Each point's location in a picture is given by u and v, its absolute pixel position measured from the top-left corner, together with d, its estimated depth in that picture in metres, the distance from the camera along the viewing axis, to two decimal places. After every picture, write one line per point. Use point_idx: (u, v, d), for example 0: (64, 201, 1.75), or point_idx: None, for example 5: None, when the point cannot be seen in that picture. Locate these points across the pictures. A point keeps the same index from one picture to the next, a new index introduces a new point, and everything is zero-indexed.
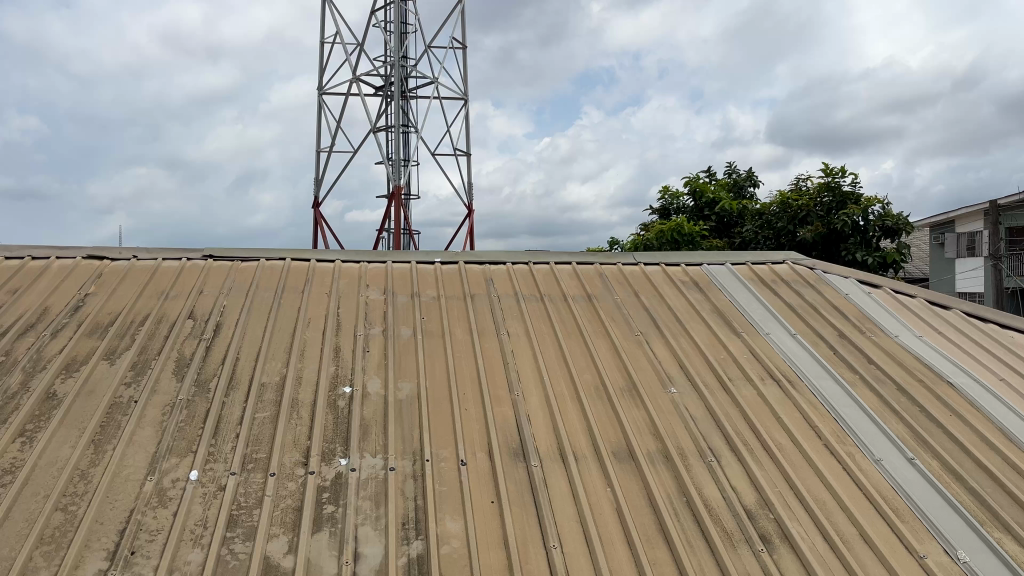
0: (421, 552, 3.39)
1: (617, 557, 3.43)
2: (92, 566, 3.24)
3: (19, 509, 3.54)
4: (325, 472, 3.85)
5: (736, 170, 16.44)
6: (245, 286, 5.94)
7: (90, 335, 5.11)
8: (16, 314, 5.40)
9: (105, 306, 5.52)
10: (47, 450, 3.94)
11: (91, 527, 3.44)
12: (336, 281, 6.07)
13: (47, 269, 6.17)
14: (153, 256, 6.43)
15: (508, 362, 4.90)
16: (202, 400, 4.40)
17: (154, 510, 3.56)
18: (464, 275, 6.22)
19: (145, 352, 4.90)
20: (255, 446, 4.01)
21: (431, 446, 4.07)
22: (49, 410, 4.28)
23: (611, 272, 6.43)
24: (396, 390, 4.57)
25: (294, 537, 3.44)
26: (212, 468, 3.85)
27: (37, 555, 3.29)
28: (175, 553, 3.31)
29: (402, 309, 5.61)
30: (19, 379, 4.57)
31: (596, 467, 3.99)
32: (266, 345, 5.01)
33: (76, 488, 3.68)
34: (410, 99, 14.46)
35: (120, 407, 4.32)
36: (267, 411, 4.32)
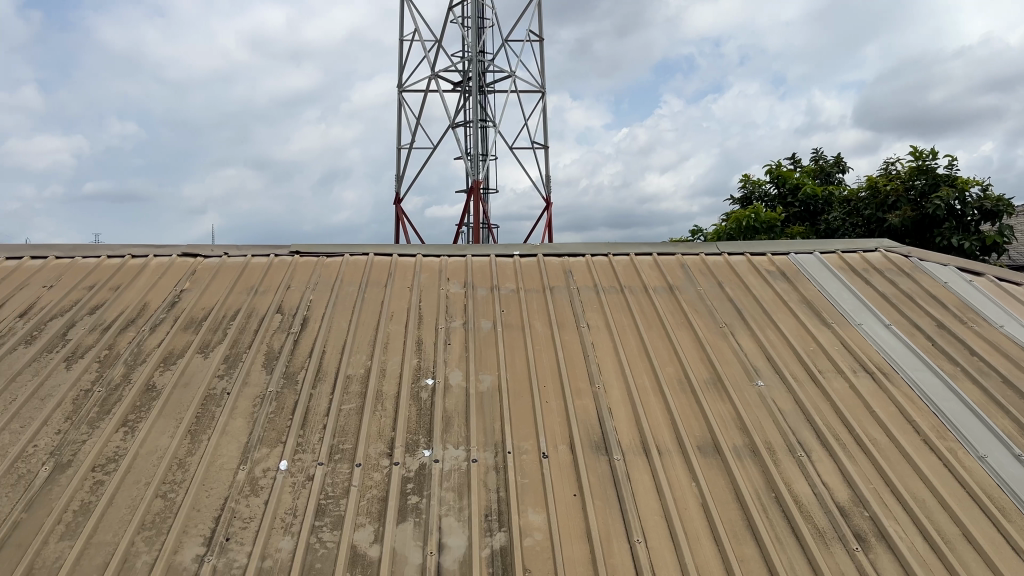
0: (505, 543, 3.40)
1: (703, 553, 3.36)
2: (189, 551, 3.38)
3: (123, 496, 3.71)
4: (409, 463, 3.90)
5: (823, 156, 15.88)
6: (330, 281, 6.07)
7: (185, 329, 5.32)
8: (118, 310, 5.67)
9: (200, 302, 5.74)
10: (147, 440, 4.13)
11: (188, 514, 3.58)
12: (417, 274, 6.15)
13: (146, 267, 6.46)
14: (243, 252, 6.65)
15: (588, 355, 4.87)
16: (290, 392, 4.52)
17: (247, 498, 3.68)
18: (543, 267, 6.21)
19: (237, 345, 5.07)
20: (341, 437, 4.10)
21: (513, 438, 4.08)
22: (149, 400, 4.48)
23: (693, 262, 6.32)
24: (477, 382, 4.60)
25: (380, 526, 3.49)
26: (300, 458, 3.95)
27: (139, 539, 3.45)
28: (267, 541, 3.41)
29: (482, 302, 5.64)
30: (121, 372, 4.80)
31: (680, 461, 3.92)
32: (350, 338, 5.12)
33: (174, 476, 3.84)
34: (488, 94, 14.53)
35: (215, 399, 4.49)
36: (353, 402, 4.41)
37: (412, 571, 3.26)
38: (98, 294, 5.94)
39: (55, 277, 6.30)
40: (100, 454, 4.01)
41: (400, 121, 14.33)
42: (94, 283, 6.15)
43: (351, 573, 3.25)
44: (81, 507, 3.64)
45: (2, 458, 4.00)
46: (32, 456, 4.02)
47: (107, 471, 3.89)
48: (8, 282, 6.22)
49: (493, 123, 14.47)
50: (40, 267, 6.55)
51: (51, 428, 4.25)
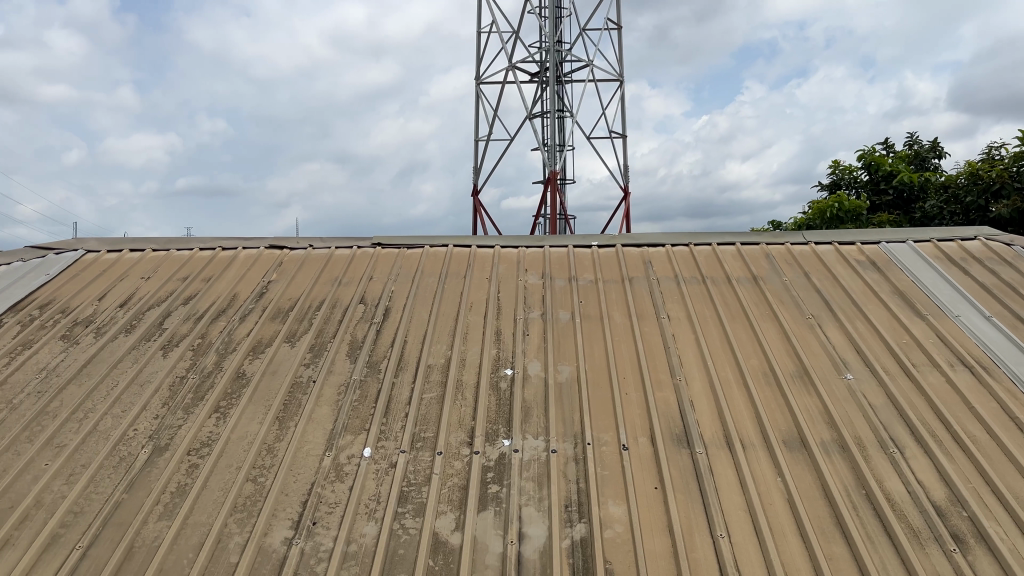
0: (585, 535, 3.39)
1: (790, 550, 3.28)
2: (279, 534, 3.49)
3: (216, 479, 3.86)
4: (489, 453, 3.93)
5: (919, 141, 15.19)
6: (411, 272, 6.16)
7: (273, 319, 5.49)
8: (209, 300, 5.89)
9: (286, 292, 5.91)
10: (238, 425, 4.28)
11: (277, 498, 3.70)
12: (496, 265, 6.18)
13: (235, 259, 6.69)
14: (327, 245, 6.82)
15: (669, 347, 4.80)
16: (373, 380, 4.62)
17: (332, 483, 3.78)
18: (622, 258, 6.15)
19: (322, 335, 5.21)
20: (423, 426, 4.16)
21: (593, 430, 4.06)
22: (239, 387, 4.64)
23: (778, 252, 6.15)
24: (556, 373, 4.60)
25: (461, 514, 3.53)
26: (383, 445, 4.03)
27: (231, 521, 3.58)
28: (352, 526, 3.50)
29: (560, 293, 5.63)
30: (214, 359, 4.99)
31: (765, 455, 3.83)
32: (431, 328, 5.18)
33: (264, 461, 3.97)
34: (565, 84, 14.45)
35: (301, 386, 4.62)
36: (434, 391, 4.47)
37: (493, 559, 3.28)
38: (191, 285, 6.18)
39: (151, 269, 6.59)
40: (194, 439, 4.18)
41: (478, 113, 14.41)
42: (187, 275, 6.41)
43: (433, 559, 3.29)
44: (177, 488, 3.81)
45: (105, 441, 4.22)
46: (133, 439, 4.22)
47: (200, 455, 4.05)
48: (110, 274, 6.54)
49: (570, 113, 14.41)
50: (138, 259, 6.86)
51: (149, 413, 4.46)
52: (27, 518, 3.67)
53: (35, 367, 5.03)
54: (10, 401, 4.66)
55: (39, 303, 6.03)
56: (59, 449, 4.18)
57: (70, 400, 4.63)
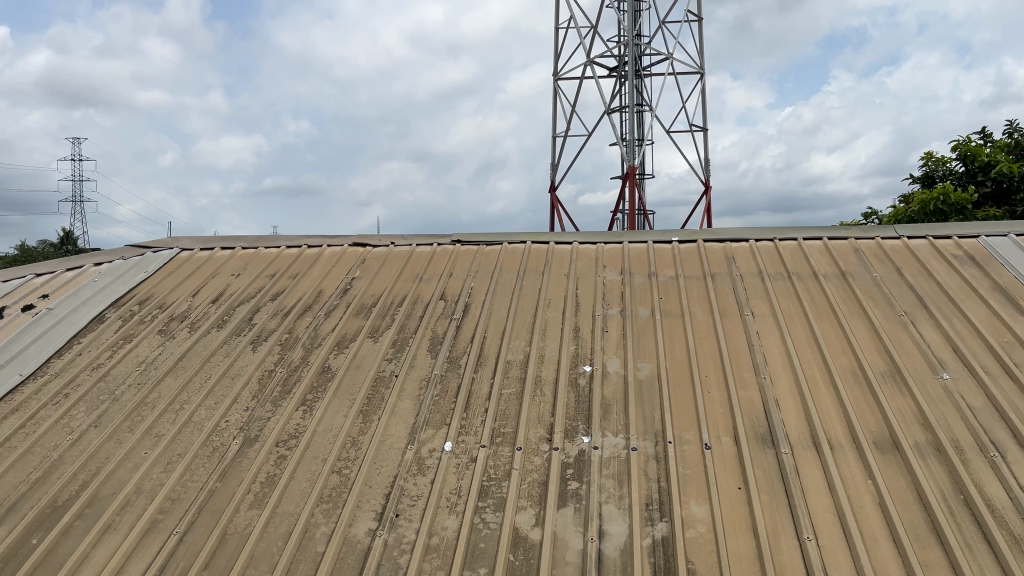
0: (666, 534, 3.35)
1: (881, 555, 3.16)
2: (363, 525, 3.56)
3: (303, 470, 3.98)
4: (569, 449, 3.92)
5: (1019, 128, 14.40)
6: (490, 268, 6.21)
7: (356, 315, 5.61)
8: (296, 296, 6.07)
9: (369, 289, 6.04)
10: (324, 418, 4.40)
11: (361, 489, 3.79)
12: (574, 262, 6.16)
13: (320, 256, 6.88)
14: (408, 242, 6.93)
15: (753, 344, 4.70)
16: (454, 375, 4.67)
17: (415, 476, 3.84)
18: (704, 254, 6.05)
19: (404, 330, 5.29)
20: (503, 421, 4.19)
21: (674, 428, 4.00)
22: (324, 381, 4.77)
23: (868, 247, 5.94)
24: (636, 370, 4.56)
25: (541, 510, 3.54)
26: (464, 440, 4.07)
27: (318, 511, 3.68)
28: (434, 519, 3.55)
29: (640, 289, 5.57)
30: (300, 354, 5.14)
31: (855, 457, 3.70)
32: (509, 324, 5.21)
33: (349, 453, 4.07)
34: (644, 77, 14.29)
35: (384, 381, 4.71)
36: (513, 387, 4.49)
37: (574, 556, 3.28)
38: (279, 282, 6.38)
39: (241, 266, 6.83)
40: (283, 431, 4.32)
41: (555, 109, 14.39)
42: (275, 272, 6.61)
43: (514, 554, 3.31)
44: (267, 478, 3.94)
45: (200, 432, 4.39)
46: (225, 430, 4.38)
47: (288, 447, 4.18)
48: (203, 271, 6.81)
49: (649, 108, 14.23)
50: (229, 256, 7.12)
51: (240, 405, 4.62)
52: (128, 504, 3.85)
53: (135, 360, 5.28)
54: (113, 392, 4.91)
55: (138, 299, 6.33)
56: (158, 438, 4.37)
57: (167, 392, 4.84)
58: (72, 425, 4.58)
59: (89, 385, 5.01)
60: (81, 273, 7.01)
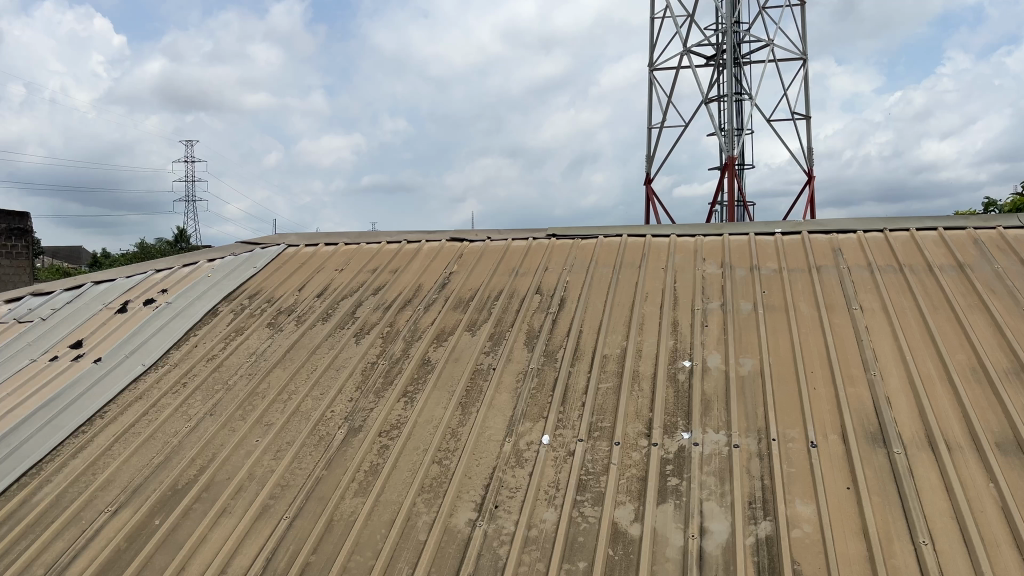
0: (771, 533, 3.27)
1: (1004, 561, 3.00)
2: (463, 515, 3.62)
3: (405, 460, 4.07)
4: (668, 445, 3.87)
5: None
6: (585, 262, 6.18)
7: (454, 309, 5.70)
8: (396, 290, 6.21)
9: (467, 283, 6.12)
10: (424, 410, 4.49)
11: (461, 480, 3.85)
12: (672, 255, 6.06)
13: (419, 251, 7.01)
14: (504, 237, 6.99)
15: (862, 339, 4.52)
16: (550, 369, 4.69)
17: (513, 469, 3.87)
18: (809, 246, 5.85)
19: (501, 324, 5.34)
20: (600, 415, 4.17)
21: (778, 425, 3.89)
22: (424, 373, 4.87)
23: (988, 238, 5.61)
24: (737, 365, 4.46)
25: (640, 506, 3.51)
26: (561, 434, 4.08)
27: (419, 501, 3.76)
28: (533, 511, 3.57)
29: (741, 283, 5.44)
30: (401, 346, 5.26)
31: (974, 458, 3.52)
32: (606, 318, 5.18)
33: (448, 444, 4.14)
34: (743, 66, 13.92)
35: (482, 373, 4.77)
36: (610, 381, 4.47)
37: (674, 552, 3.24)
38: (380, 277, 6.54)
39: (344, 262, 7.04)
40: (385, 422, 4.43)
41: (652, 102, 14.22)
42: (376, 266, 6.79)
43: (613, 549, 3.30)
44: (370, 467, 4.05)
45: (307, 421, 4.56)
46: (330, 419, 4.54)
47: (390, 437, 4.28)
48: (308, 266, 7.06)
49: (749, 97, 13.88)
50: (333, 252, 7.36)
51: (345, 396, 4.77)
52: (242, 489, 4.04)
53: (247, 352, 5.53)
54: (226, 382, 5.15)
55: (248, 294, 6.61)
56: (268, 427, 4.56)
57: (276, 382, 5.04)
58: (190, 413, 4.83)
59: (204, 375, 5.27)
60: (196, 269, 7.38)
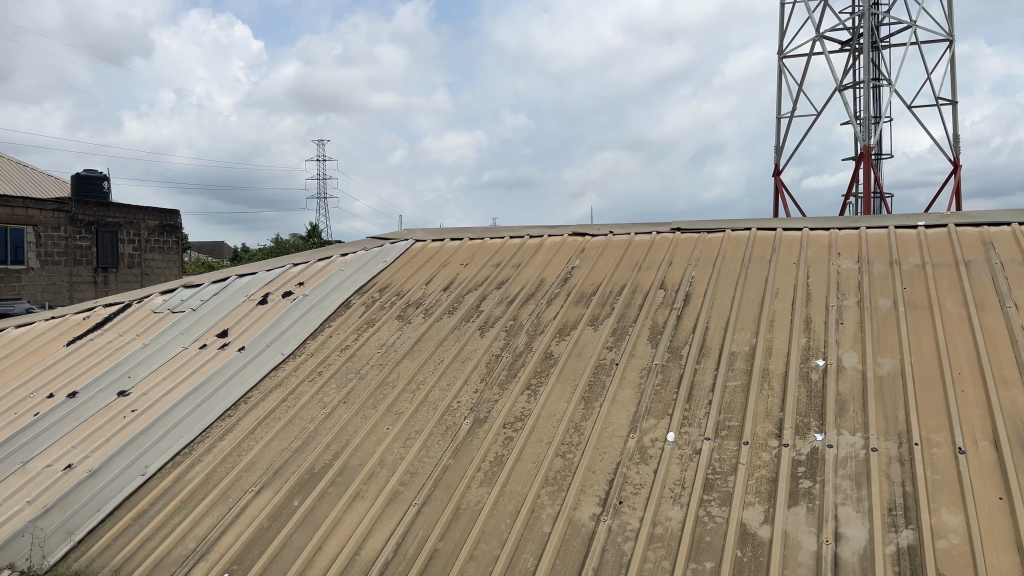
0: (913, 542, 3.10)
1: None
2: (587, 510, 3.62)
3: (529, 452, 4.12)
4: (800, 446, 3.74)
5: None
6: (712, 257, 6.04)
7: (577, 303, 5.71)
8: (520, 284, 6.28)
9: (589, 278, 6.11)
10: (548, 403, 4.52)
11: (585, 474, 3.86)
12: (805, 249, 5.84)
13: (542, 246, 7.06)
14: (627, 230, 6.94)
15: (1017, 339, 4.21)
16: (676, 365, 4.62)
17: (637, 465, 3.84)
18: (956, 240, 5.49)
19: (624, 319, 5.31)
20: (727, 414, 4.08)
21: (922, 429, 3.69)
22: (548, 367, 4.90)
23: None
24: (876, 365, 4.25)
25: (770, 508, 3.41)
26: (687, 431, 4.02)
27: (544, 493, 3.79)
28: (658, 509, 3.53)
29: (879, 279, 5.18)
30: (524, 340, 5.32)
31: None
32: (733, 315, 5.05)
33: (572, 438, 4.16)
34: (882, 50, 13.20)
35: (605, 368, 4.76)
36: (738, 379, 4.36)
37: (807, 557, 3.13)
38: (503, 271, 6.63)
39: (468, 257, 7.18)
40: (509, 414, 4.50)
41: (782, 90, 13.74)
42: (500, 261, 6.89)
43: (742, 550, 3.22)
44: (495, 458, 4.12)
45: (434, 411, 4.69)
46: (457, 410, 4.64)
47: (514, 429, 4.34)
48: (434, 261, 7.25)
49: (888, 82, 13.17)
50: (457, 247, 7.52)
51: (470, 388, 4.87)
52: (373, 475, 4.20)
53: (377, 343, 5.74)
54: (358, 371, 5.37)
55: (378, 287, 6.87)
56: (398, 416, 4.72)
57: (404, 373, 5.21)
58: (325, 400, 5.06)
59: (339, 364, 5.52)
60: (330, 263, 7.72)
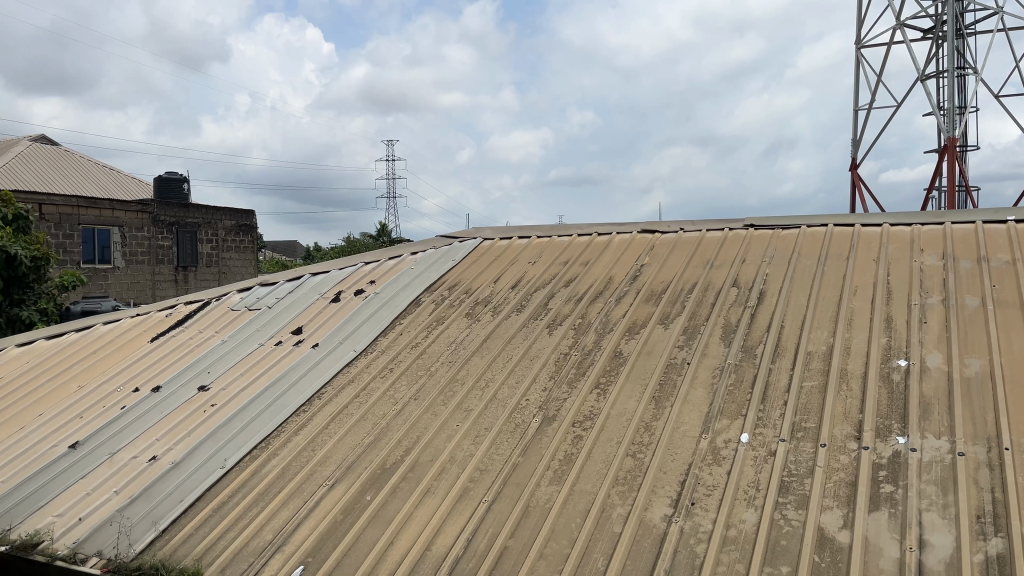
0: (1004, 551, 2.97)
1: None
2: (659, 510, 3.57)
3: (599, 451, 4.09)
4: (881, 449, 3.62)
5: None
6: (786, 254, 5.89)
7: (647, 301, 5.64)
8: (588, 282, 6.24)
9: (659, 276, 6.03)
10: (617, 402, 4.48)
11: (656, 474, 3.81)
12: (885, 245, 5.64)
13: (611, 243, 7.01)
14: (698, 227, 6.83)
15: None
16: (749, 365, 4.52)
17: (710, 466, 3.78)
18: None
19: (695, 317, 5.22)
20: (804, 415, 3.97)
21: (1013, 434, 3.52)
22: (617, 366, 4.86)
23: None
24: (962, 366, 4.08)
25: (850, 512, 3.30)
26: (762, 432, 3.92)
27: (614, 493, 3.76)
28: (731, 511, 3.46)
29: (965, 276, 4.97)
30: (593, 338, 5.28)
31: None
32: (810, 313, 4.91)
33: (643, 438, 4.11)
34: (967, 37, 12.67)
35: (676, 367, 4.69)
36: (815, 379, 4.24)
37: (889, 564, 3.02)
38: (572, 269, 6.60)
39: (537, 254, 7.18)
40: (578, 412, 4.47)
41: (860, 82, 13.32)
42: (568, 259, 6.86)
43: (820, 556, 3.13)
44: (565, 457, 4.11)
45: (503, 409, 4.70)
46: (526, 408, 4.65)
47: (584, 428, 4.32)
48: (503, 259, 7.27)
49: (975, 71, 12.62)
50: (526, 245, 7.52)
51: (539, 386, 4.86)
52: (444, 471, 4.24)
53: (447, 341, 5.78)
54: (428, 368, 5.43)
55: (448, 285, 6.92)
56: (467, 413, 4.75)
57: (474, 370, 5.24)
58: (396, 397, 5.13)
59: (409, 361, 5.58)
60: (401, 262, 7.81)
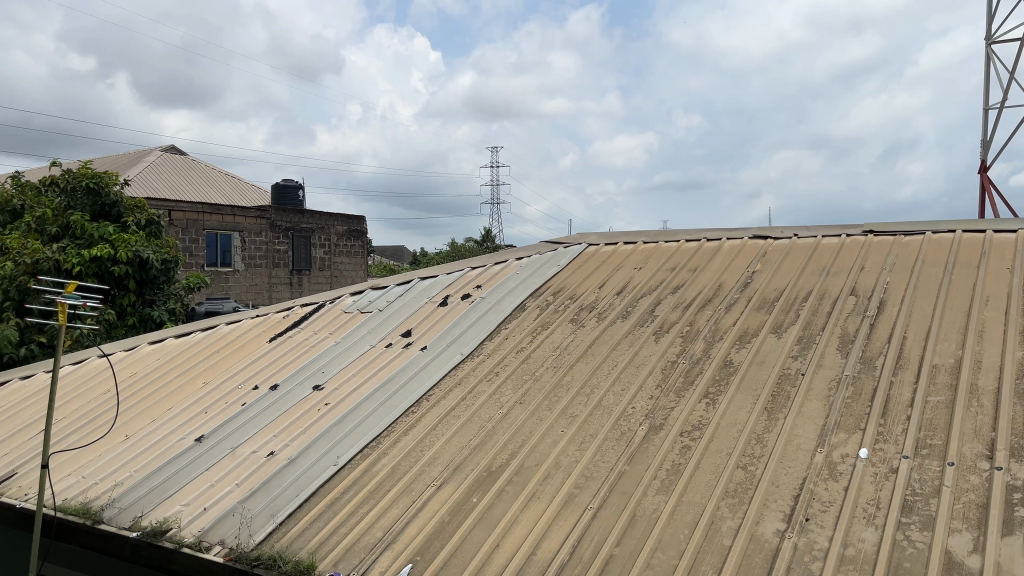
0: None
1: None
2: (771, 525, 3.46)
3: (708, 462, 4.00)
4: (1017, 470, 3.39)
5: None
6: (909, 261, 5.61)
7: (758, 310, 5.48)
8: (696, 289, 6.13)
9: (772, 283, 5.85)
10: (727, 412, 4.37)
11: (768, 488, 3.69)
12: (1020, 253, 5.29)
13: (720, 249, 6.85)
14: (813, 233, 6.60)
15: None
16: (869, 377, 4.32)
17: (825, 481, 3.63)
18: None
19: (810, 327, 5.03)
20: (929, 432, 3.77)
21: None
22: (727, 375, 4.75)
23: None
24: None
25: (980, 536, 3.11)
26: (882, 448, 3.75)
27: (723, 505, 3.67)
28: (849, 529, 3.31)
29: None
30: (702, 346, 5.18)
31: None
32: (936, 324, 4.66)
33: (754, 450, 4.00)
34: None
35: (789, 378, 4.53)
36: (941, 394, 4.01)
37: None
38: (679, 276, 6.49)
39: (643, 260, 7.11)
40: (686, 422, 4.39)
41: (990, 80, 12.56)
42: (676, 265, 6.75)
43: None
44: (672, 466, 4.04)
45: (609, 415, 4.67)
46: (632, 415, 4.60)
47: (692, 438, 4.24)
48: (608, 264, 7.23)
49: None
50: (632, 251, 7.46)
51: (645, 393, 4.81)
52: (549, 476, 4.24)
53: (552, 346, 5.80)
54: (534, 372, 5.46)
55: (553, 290, 6.94)
56: (572, 418, 4.75)
57: (579, 376, 5.23)
58: (501, 400, 5.18)
59: (515, 366, 5.63)
60: (507, 267, 7.89)
